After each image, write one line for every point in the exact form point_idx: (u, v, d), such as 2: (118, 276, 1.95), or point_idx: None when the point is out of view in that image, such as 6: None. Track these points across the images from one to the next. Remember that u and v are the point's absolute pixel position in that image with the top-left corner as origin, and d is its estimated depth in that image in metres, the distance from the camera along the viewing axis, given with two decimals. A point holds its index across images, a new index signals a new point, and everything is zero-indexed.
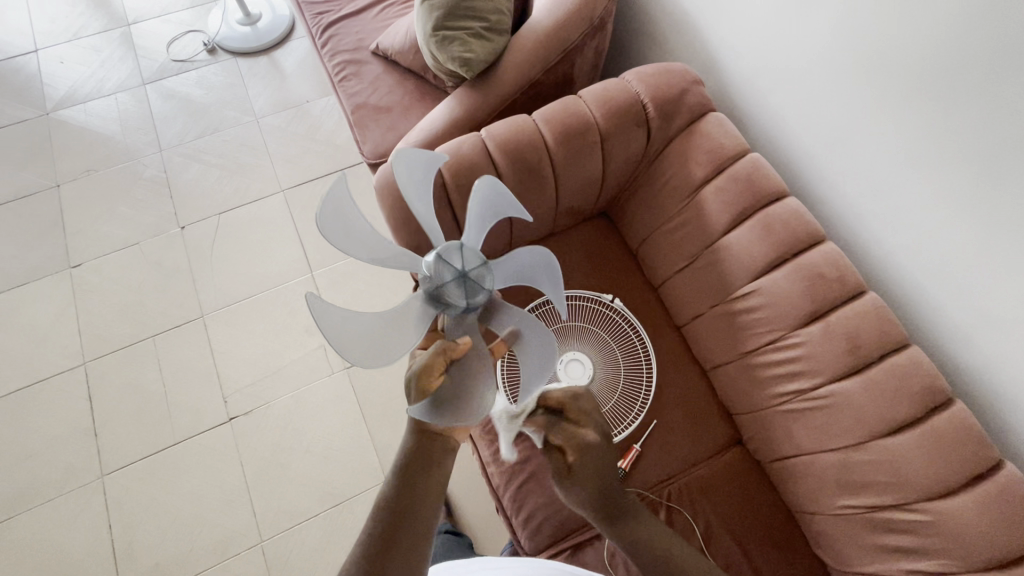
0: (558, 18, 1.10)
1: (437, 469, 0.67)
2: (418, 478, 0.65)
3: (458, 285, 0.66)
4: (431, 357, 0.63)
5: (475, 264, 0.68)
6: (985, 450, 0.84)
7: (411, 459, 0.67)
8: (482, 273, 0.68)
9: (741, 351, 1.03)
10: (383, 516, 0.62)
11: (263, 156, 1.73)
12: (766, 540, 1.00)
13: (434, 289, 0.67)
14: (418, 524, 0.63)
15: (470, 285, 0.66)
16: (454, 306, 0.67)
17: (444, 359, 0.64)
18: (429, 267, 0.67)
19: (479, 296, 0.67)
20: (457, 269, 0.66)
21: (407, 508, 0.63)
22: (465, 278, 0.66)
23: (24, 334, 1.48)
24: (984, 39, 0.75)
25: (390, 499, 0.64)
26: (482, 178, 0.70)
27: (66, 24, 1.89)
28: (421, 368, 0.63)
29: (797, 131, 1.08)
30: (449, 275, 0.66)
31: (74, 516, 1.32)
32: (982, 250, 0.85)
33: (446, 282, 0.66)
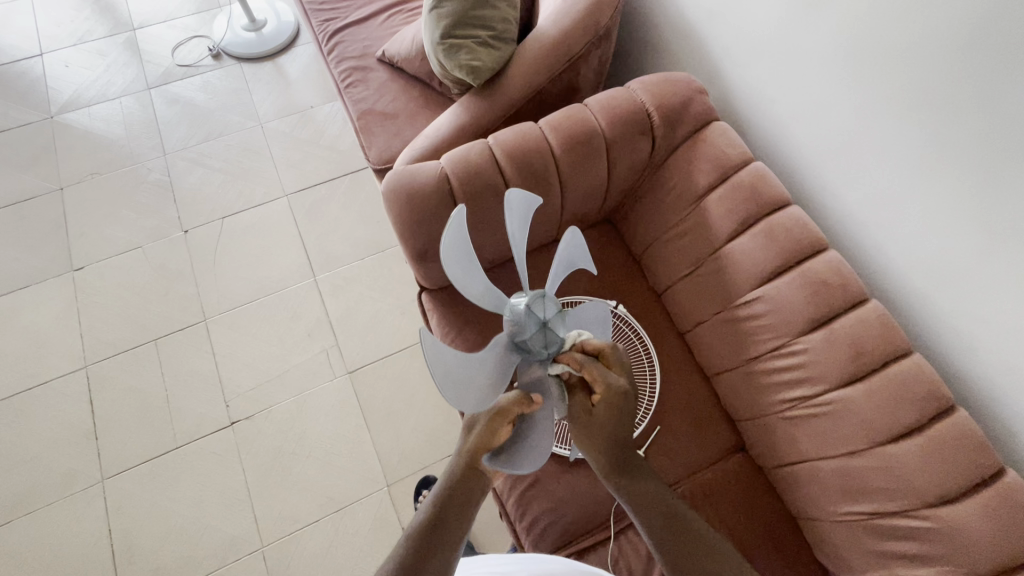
0: (564, 26, 1.11)
1: (471, 509, 0.68)
2: (454, 515, 0.67)
3: (542, 333, 0.69)
4: (506, 403, 0.71)
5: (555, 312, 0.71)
6: (988, 457, 0.85)
7: (450, 494, 0.68)
8: (558, 321, 0.71)
9: (744, 358, 1.04)
10: (415, 548, 0.63)
11: (267, 161, 1.73)
12: (770, 547, 1.01)
13: (518, 335, 0.69)
14: (447, 561, 0.63)
15: (550, 335, 0.70)
16: (535, 353, 0.70)
17: (516, 410, 0.70)
18: (516, 315, 0.69)
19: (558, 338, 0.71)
20: (543, 319, 0.69)
21: (438, 542, 0.64)
22: (547, 326, 0.69)
23: (26, 336, 1.48)
24: (988, 51, 0.77)
25: (422, 530, 0.65)
26: (572, 229, 0.75)
27: (71, 28, 1.90)
28: (494, 412, 0.70)
29: (798, 140, 1.10)
30: (534, 325, 0.68)
31: (74, 520, 1.31)
32: (984, 258, 0.87)
33: (532, 333, 0.68)
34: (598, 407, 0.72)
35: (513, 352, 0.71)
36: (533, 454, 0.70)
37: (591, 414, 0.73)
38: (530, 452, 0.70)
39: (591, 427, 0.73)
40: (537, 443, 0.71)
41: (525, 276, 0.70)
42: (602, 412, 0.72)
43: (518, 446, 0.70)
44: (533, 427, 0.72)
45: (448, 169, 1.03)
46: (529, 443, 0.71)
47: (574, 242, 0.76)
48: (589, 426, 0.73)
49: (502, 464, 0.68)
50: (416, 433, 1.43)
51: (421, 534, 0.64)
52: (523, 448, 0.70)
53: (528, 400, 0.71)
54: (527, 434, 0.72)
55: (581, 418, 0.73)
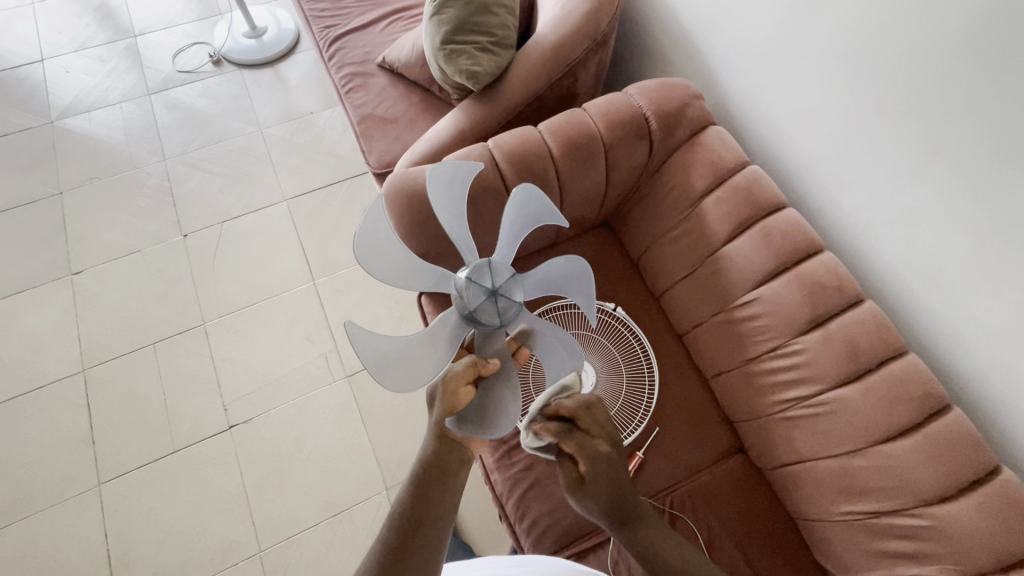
0: (563, 32, 1.13)
1: (452, 486, 0.70)
2: (434, 486, 0.69)
3: (494, 304, 0.68)
4: (458, 370, 0.71)
5: (499, 276, 0.69)
6: (984, 455, 0.86)
7: (428, 470, 0.70)
8: (510, 287, 0.70)
9: (741, 359, 1.05)
10: (400, 529, 0.65)
11: (267, 166, 1.74)
12: (768, 548, 1.01)
13: (467, 307, 0.69)
14: (435, 534, 0.66)
15: (501, 303, 0.68)
16: (488, 323, 0.69)
17: (468, 372, 0.71)
18: (462, 288, 0.69)
19: (513, 304, 0.70)
20: (488, 291, 0.68)
21: (422, 522, 0.66)
22: (496, 293, 0.68)
23: (24, 340, 1.48)
24: (981, 54, 0.78)
25: (405, 510, 0.67)
26: (521, 187, 0.75)
27: (72, 34, 1.92)
28: (448, 379, 0.71)
29: (794, 145, 1.11)
30: (481, 299, 0.68)
31: (70, 525, 1.30)
32: (978, 258, 0.88)
33: (479, 302, 0.68)
34: (585, 473, 0.79)
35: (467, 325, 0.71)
36: (501, 415, 0.70)
37: (582, 478, 0.79)
38: (498, 412, 0.70)
39: (584, 493, 0.79)
40: (504, 401, 0.71)
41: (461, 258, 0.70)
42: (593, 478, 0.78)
43: (485, 407, 0.71)
44: (498, 390, 0.72)
45: None
46: (496, 402, 0.71)
47: (523, 200, 0.76)
48: (585, 491, 0.79)
49: (468, 429, 0.70)
50: (414, 437, 1.43)
51: (405, 515, 0.66)
52: (490, 408, 0.71)
53: (482, 362, 0.72)
54: (489, 397, 0.72)
55: (573, 486, 0.80)
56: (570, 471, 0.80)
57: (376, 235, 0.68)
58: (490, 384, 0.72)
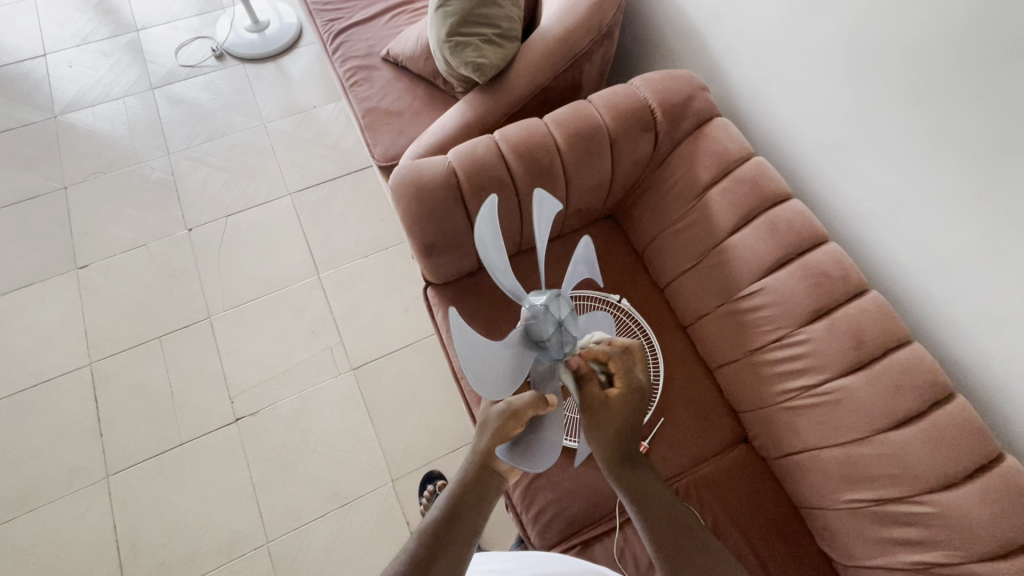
0: (569, 24, 1.13)
1: (486, 505, 0.69)
2: (467, 510, 0.67)
3: (557, 331, 0.70)
4: (521, 406, 0.70)
5: (568, 314, 0.72)
6: (987, 443, 0.86)
7: (467, 490, 0.69)
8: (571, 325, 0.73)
9: (746, 350, 1.06)
10: (427, 538, 0.63)
11: (270, 160, 1.75)
12: (773, 536, 1.02)
13: (535, 326, 0.70)
14: (460, 551, 0.64)
15: (564, 335, 0.71)
16: (547, 345, 0.70)
17: (530, 413, 0.71)
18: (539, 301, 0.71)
19: (562, 346, 0.71)
20: (558, 318, 0.70)
21: (453, 534, 0.64)
22: (562, 326, 0.70)
23: (30, 334, 1.48)
24: (986, 43, 0.78)
25: (435, 523, 0.65)
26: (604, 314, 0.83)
27: (74, 29, 1.92)
28: (508, 414, 0.70)
29: (799, 135, 1.12)
30: (550, 323, 0.70)
31: (78, 516, 1.31)
32: (981, 249, 0.89)
33: (549, 325, 0.70)
34: (615, 402, 0.71)
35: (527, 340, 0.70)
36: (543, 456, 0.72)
37: (604, 405, 0.71)
38: (542, 451, 0.73)
39: (598, 419, 0.71)
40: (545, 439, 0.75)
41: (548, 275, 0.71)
42: (616, 403, 0.71)
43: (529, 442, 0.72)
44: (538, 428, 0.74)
45: (455, 164, 1.04)
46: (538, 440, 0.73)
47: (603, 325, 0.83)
48: (599, 416, 0.71)
49: (520, 462, 0.67)
50: (420, 429, 1.44)
51: (435, 525, 0.65)
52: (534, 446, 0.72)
53: (544, 405, 0.72)
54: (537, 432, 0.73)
55: (593, 405, 0.71)
56: (597, 396, 0.71)
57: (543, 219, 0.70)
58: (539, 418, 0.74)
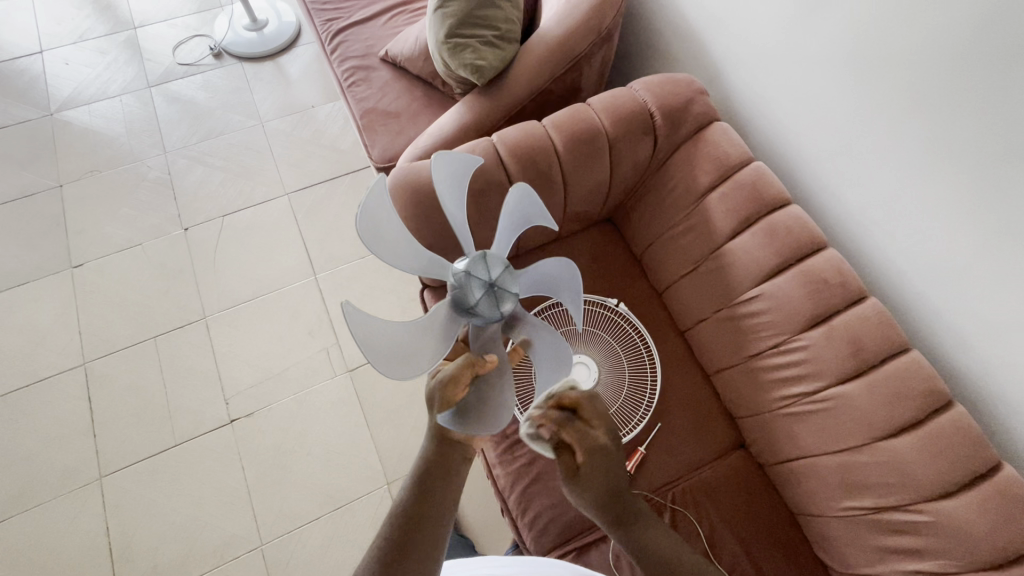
0: (568, 27, 1.12)
1: (454, 479, 0.68)
2: (436, 486, 0.67)
3: (487, 295, 0.65)
4: (457, 369, 0.67)
5: (503, 274, 0.66)
6: (985, 452, 0.86)
7: (429, 468, 0.68)
8: (507, 280, 0.67)
9: (744, 356, 1.05)
10: (398, 525, 0.64)
11: (268, 160, 1.74)
12: (770, 543, 1.01)
13: (464, 297, 0.66)
14: (432, 532, 0.64)
15: (498, 294, 0.66)
16: (481, 314, 0.66)
17: (468, 373, 0.67)
18: (459, 271, 0.67)
19: (499, 308, 0.66)
20: (486, 281, 0.65)
21: (425, 516, 0.65)
22: (494, 289, 0.65)
23: (24, 333, 1.47)
24: (989, 51, 0.78)
25: (406, 506, 0.66)
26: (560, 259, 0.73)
27: (71, 26, 1.90)
28: (444, 380, 0.66)
29: (799, 141, 1.11)
30: (475, 287, 0.65)
31: (70, 518, 1.30)
32: (981, 256, 0.88)
33: (477, 293, 0.65)
34: (584, 468, 0.71)
35: (461, 313, 0.68)
36: (499, 412, 0.67)
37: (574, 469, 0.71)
38: (497, 409, 0.67)
39: (580, 487, 0.71)
40: (500, 401, 0.68)
41: (467, 236, 0.66)
42: (589, 470, 0.71)
43: (479, 400, 0.67)
44: (492, 388, 0.68)
45: None
46: (491, 397, 0.68)
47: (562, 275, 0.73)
48: (581, 485, 0.71)
49: (466, 428, 0.64)
50: (416, 432, 1.43)
51: (405, 512, 0.65)
52: (487, 404, 0.67)
53: (481, 360, 0.68)
54: (486, 395, 0.68)
55: (570, 478, 0.72)
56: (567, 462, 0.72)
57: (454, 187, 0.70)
58: (485, 381, 0.68)
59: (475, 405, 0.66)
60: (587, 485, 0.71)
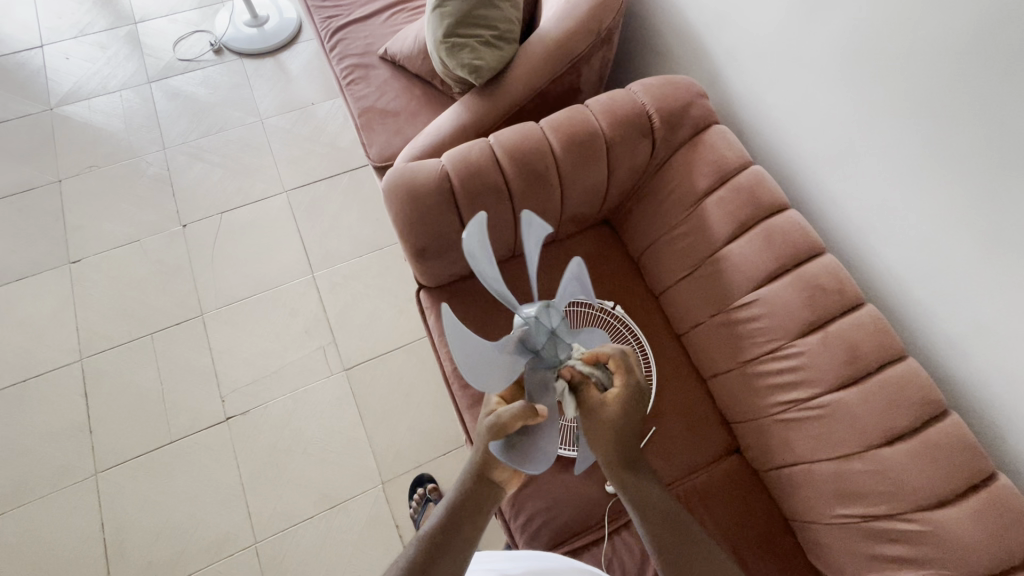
0: (567, 28, 1.12)
1: (482, 516, 0.71)
2: (464, 519, 0.69)
3: (550, 340, 0.68)
4: (507, 417, 0.65)
5: (560, 322, 0.69)
6: (980, 462, 0.85)
7: (462, 503, 0.70)
8: (564, 329, 0.70)
9: (740, 360, 1.05)
10: (425, 549, 0.67)
11: (267, 157, 1.73)
12: (763, 549, 1.01)
13: (531, 341, 0.66)
14: (455, 561, 0.68)
15: (558, 342, 0.68)
16: (545, 360, 0.68)
17: (517, 422, 0.65)
18: (529, 317, 0.66)
19: (557, 354, 0.69)
20: (550, 327, 0.67)
21: (448, 544, 0.68)
22: (555, 335, 0.68)
23: (21, 328, 1.47)
24: (987, 59, 0.77)
25: (432, 534, 0.69)
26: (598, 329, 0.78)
27: (72, 20, 1.90)
28: (494, 424, 0.66)
29: (798, 145, 1.10)
30: (544, 331, 0.67)
31: (66, 513, 1.30)
32: (978, 265, 0.88)
33: (543, 342, 0.67)
34: (610, 407, 0.72)
35: (523, 356, 0.66)
36: (541, 456, 0.67)
37: (600, 414, 0.73)
38: (539, 455, 0.67)
39: (599, 426, 0.73)
40: (543, 449, 0.68)
41: (538, 282, 0.67)
42: (615, 414, 0.73)
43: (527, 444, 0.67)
44: (537, 435, 0.68)
45: (449, 168, 1.03)
46: (536, 442, 0.67)
47: (573, 277, 0.70)
48: (599, 423, 0.73)
49: (513, 461, 0.64)
50: (412, 431, 1.43)
51: (432, 538, 0.68)
52: (531, 448, 0.67)
53: (533, 414, 0.65)
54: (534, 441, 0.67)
55: (592, 413, 0.73)
56: (596, 400, 0.73)
57: (534, 230, 0.65)
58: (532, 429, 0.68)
59: (521, 441, 0.67)
60: (613, 420, 0.73)
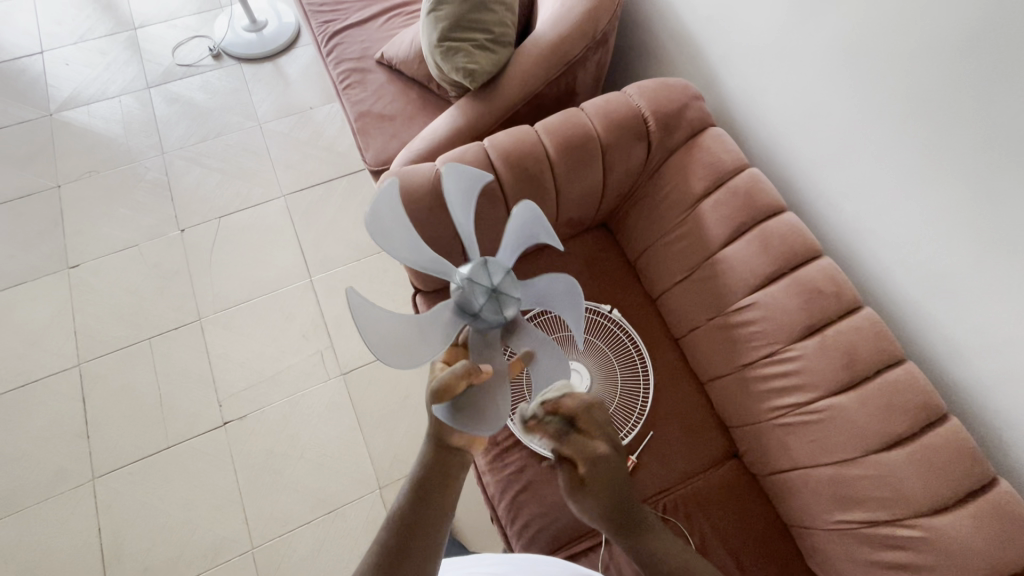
0: (562, 30, 1.11)
1: (452, 484, 0.68)
2: (435, 493, 0.67)
3: (489, 301, 0.64)
4: (451, 378, 0.60)
5: (505, 279, 0.65)
6: (980, 467, 0.84)
7: (427, 475, 0.67)
8: (510, 285, 0.65)
9: (737, 365, 1.04)
10: (397, 528, 0.64)
11: (265, 162, 1.74)
12: (762, 554, 1.00)
13: (466, 303, 0.65)
14: (431, 539, 0.64)
15: (501, 300, 0.64)
16: (487, 321, 0.65)
17: (462, 382, 0.61)
18: (462, 281, 0.65)
19: (500, 314, 0.65)
20: (488, 286, 0.64)
21: (423, 524, 0.65)
22: (496, 293, 0.64)
23: (20, 333, 1.48)
24: (993, 54, 0.76)
25: (402, 513, 0.65)
26: (561, 278, 0.72)
27: (72, 26, 1.91)
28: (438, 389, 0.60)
29: (794, 147, 1.09)
30: (480, 291, 0.64)
31: (63, 519, 1.30)
32: (977, 268, 0.87)
33: (480, 303, 0.64)
34: (587, 481, 0.71)
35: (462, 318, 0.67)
36: (495, 414, 0.64)
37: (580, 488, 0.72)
38: (491, 415, 0.63)
39: (583, 496, 0.72)
40: (498, 406, 0.65)
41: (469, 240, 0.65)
42: (592, 479, 0.71)
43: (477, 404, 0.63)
44: (485, 394, 0.64)
45: (443, 171, 1.03)
46: (485, 397, 0.64)
47: (526, 218, 0.69)
48: (583, 497, 0.72)
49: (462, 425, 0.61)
50: (409, 435, 1.42)
51: (404, 517, 0.65)
52: (484, 406, 0.64)
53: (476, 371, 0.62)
54: (479, 400, 0.64)
55: (572, 490, 0.72)
56: (572, 479, 0.73)
57: (460, 190, 0.69)
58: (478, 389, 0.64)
59: (469, 403, 0.63)
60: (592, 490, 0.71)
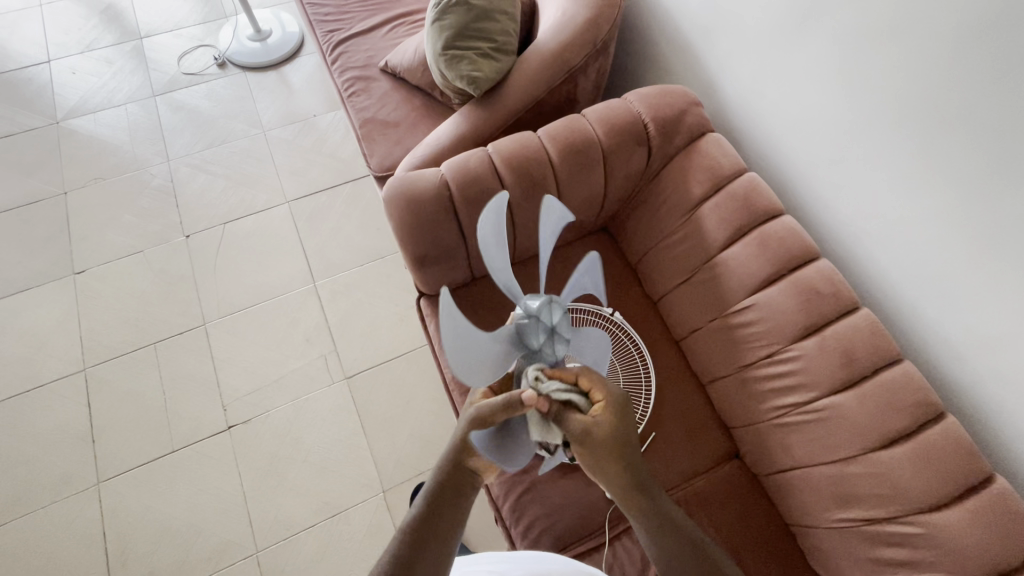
0: (564, 39, 1.14)
1: (465, 502, 0.71)
2: (449, 506, 0.69)
3: (548, 339, 0.69)
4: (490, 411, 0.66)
5: (563, 321, 0.71)
6: (977, 464, 0.86)
7: (441, 488, 0.70)
8: (564, 327, 0.71)
9: (737, 365, 1.05)
10: (409, 539, 0.66)
11: (269, 169, 1.76)
12: (763, 554, 1.01)
13: (526, 337, 0.69)
14: (443, 548, 0.67)
15: (557, 340, 0.70)
16: (543, 357, 0.70)
17: (501, 416, 0.66)
18: (530, 312, 0.69)
19: (554, 353, 0.70)
20: (549, 324, 0.69)
21: (435, 534, 0.67)
22: (554, 331, 0.69)
23: (26, 338, 1.49)
24: (982, 59, 0.78)
25: (415, 524, 0.68)
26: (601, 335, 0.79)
27: (79, 36, 1.94)
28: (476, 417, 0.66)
29: (792, 151, 1.12)
30: (543, 328, 0.68)
31: (68, 522, 1.31)
32: (971, 267, 0.88)
33: (540, 340, 0.69)
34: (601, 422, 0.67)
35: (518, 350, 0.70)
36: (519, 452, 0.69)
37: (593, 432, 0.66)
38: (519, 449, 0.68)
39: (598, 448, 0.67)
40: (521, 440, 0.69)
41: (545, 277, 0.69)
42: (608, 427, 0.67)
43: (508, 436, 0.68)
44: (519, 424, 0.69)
45: (448, 177, 1.05)
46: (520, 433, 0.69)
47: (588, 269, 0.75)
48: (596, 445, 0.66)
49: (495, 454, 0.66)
50: (412, 439, 1.43)
51: (417, 527, 0.67)
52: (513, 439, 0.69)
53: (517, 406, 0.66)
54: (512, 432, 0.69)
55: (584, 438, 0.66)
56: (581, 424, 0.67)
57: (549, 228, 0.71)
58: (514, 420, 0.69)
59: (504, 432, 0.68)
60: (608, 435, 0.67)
